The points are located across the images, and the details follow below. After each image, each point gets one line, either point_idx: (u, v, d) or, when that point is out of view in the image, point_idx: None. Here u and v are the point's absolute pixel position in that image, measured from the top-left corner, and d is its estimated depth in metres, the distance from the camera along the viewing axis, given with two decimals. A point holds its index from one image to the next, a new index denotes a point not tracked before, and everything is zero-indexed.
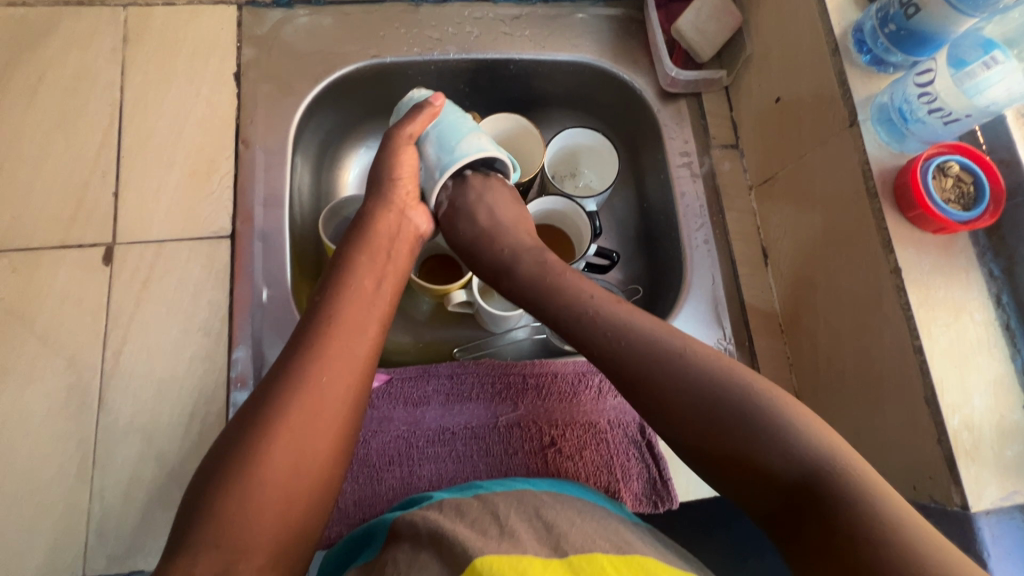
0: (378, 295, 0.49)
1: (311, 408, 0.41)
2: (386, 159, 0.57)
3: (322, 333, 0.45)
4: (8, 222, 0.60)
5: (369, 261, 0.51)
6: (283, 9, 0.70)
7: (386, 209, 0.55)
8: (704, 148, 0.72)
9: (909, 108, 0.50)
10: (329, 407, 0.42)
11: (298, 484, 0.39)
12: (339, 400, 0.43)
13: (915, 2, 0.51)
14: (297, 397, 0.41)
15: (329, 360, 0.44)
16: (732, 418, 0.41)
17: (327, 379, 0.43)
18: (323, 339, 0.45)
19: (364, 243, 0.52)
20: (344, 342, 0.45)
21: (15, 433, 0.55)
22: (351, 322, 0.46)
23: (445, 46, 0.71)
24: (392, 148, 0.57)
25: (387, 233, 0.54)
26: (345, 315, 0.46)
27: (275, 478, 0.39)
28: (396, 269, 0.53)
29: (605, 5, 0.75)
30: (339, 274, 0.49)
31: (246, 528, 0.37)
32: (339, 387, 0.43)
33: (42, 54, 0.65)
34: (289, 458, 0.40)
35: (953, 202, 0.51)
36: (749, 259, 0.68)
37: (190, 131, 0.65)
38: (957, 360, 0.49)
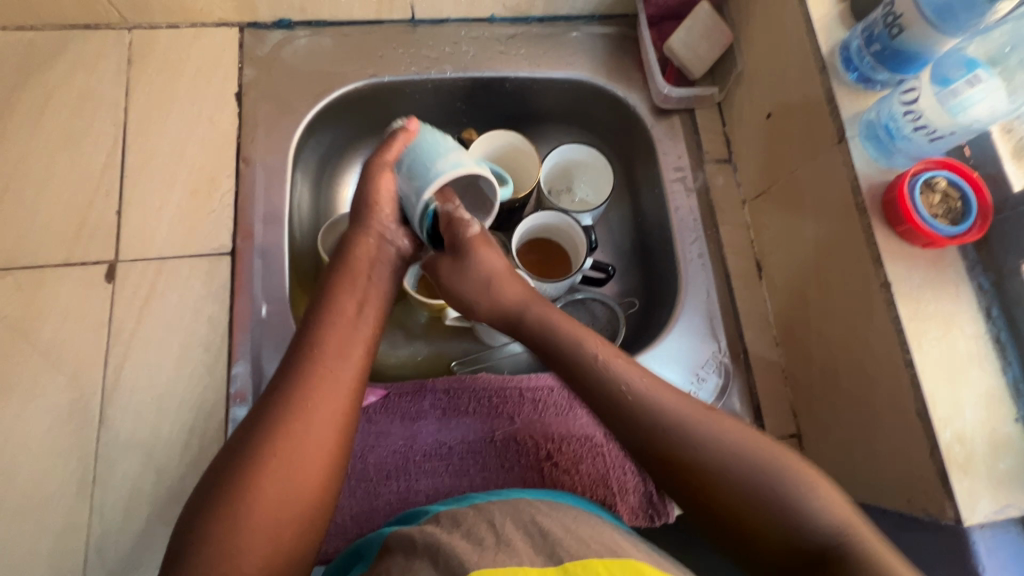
0: (360, 320, 0.50)
1: (297, 434, 0.42)
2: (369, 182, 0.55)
3: (307, 359, 0.46)
4: (13, 241, 0.61)
5: (350, 285, 0.51)
6: (283, 30, 0.71)
7: (366, 235, 0.55)
8: (697, 163, 0.73)
9: (895, 125, 0.51)
10: (316, 431, 0.43)
11: (285, 511, 0.40)
12: (327, 422, 0.43)
13: (899, 22, 0.52)
14: (283, 423, 0.42)
15: (314, 387, 0.44)
16: (729, 462, 0.41)
17: (312, 403, 0.44)
18: (308, 369, 0.45)
19: (346, 271, 0.52)
20: (328, 365, 0.46)
21: (16, 450, 0.55)
22: (334, 351, 0.47)
23: (442, 65, 0.73)
24: (369, 175, 0.56)
25: (368, 258, 0.54)
26: (328, 345, 0.47)
27: (262, 508, 0.39)
28: (380, 291, 0.53)
29: (598, 24, 0.77)
30: (323, 299, 0.50)
31: (235, 558, 0.38)
32: (325, 413, 0.44)
33: (48, 76, 0.67)
34: (276, 484, 0.40)
35: (941, 217, 0.52)
36: (743, 272, 0.69)
37: (192, 150, 0.66)
38: (948, 373, 0.49)
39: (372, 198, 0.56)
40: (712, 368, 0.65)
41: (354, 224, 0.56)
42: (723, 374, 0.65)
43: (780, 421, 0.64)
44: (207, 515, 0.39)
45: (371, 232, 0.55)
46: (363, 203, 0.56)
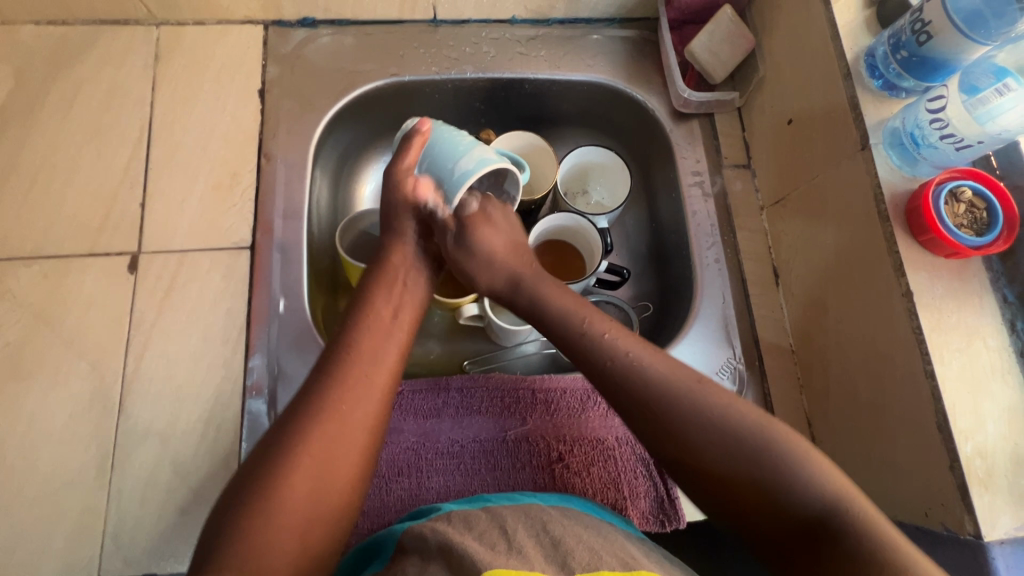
0: (395, 325, 0.51)
1: (332, 434, 0.43)
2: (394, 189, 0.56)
3: (345, 361, 0.47)
4: (40, 230, 0.62)
5: (386, 290, 0.52)
6: (307, 28, 0.72)
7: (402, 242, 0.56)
8: (715, 168, 0.73)
9: (921, 133, 0.50)
10: (348, 434, 0.43)
11: (319, 508, 0.41)
12: (361, 425, 0.44)
13: (927, 30, 0.51)
14: (318, 422, 0.43)
15: (346, 387, 0.45)
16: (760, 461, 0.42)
17: (347, 405, 0.44)
18: (345, 368, 0.46)
19: (381, 274, 0.54)
20: (363, 369, 0.46)
21: (37, 435, 0.56)
22: (366, 352, 0.47)
23: (462, 66, 0.73)
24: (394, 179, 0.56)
25: (405, 264, 0.55)
26: (363, 349, 0.48)
27: (297, 503, 0.40)
28: (413, 299, 0.54)
29: (619, 27, 0.77)
30: (360, 304, 0.51)
31: (270, 552, 0.38)
32: (359, 413, 0.44)
33: (78, 70, 0.68)
34: (309, 484, 0.41)
35: (965, 227, 0.51)
36: (760, 279, 0.68)
37: (215, 145, 0.67)
38: (970, 386, 0.48)
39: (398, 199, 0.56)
40: (726, 374, 0.65)
41: (390, 230, 0.56)
42: (738, 381, 0.65)
43: (795, 429, 0.63)
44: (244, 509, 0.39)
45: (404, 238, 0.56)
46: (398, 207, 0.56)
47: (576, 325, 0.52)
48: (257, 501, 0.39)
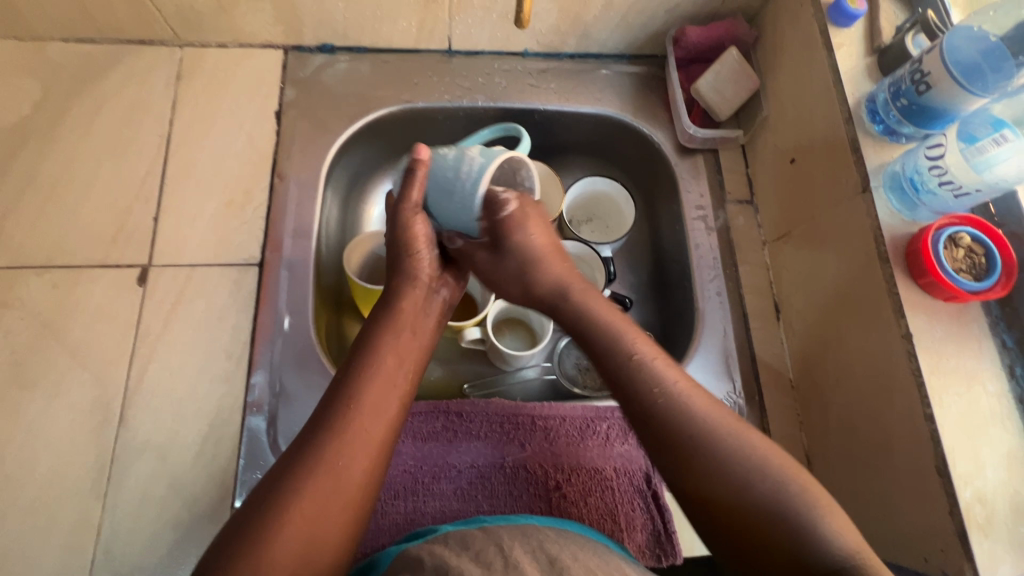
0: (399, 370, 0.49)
1: (327, 491, 0.41)
2: (403, 229, 0.56)
3: (344, 415, 0.45)
4: (54, 240, 0.64)
5: (395, 337, 0.51)
6: (325, 54, 0.75)
7: (411, 287, 0.55)
8: (719, 203, 0.74)
9: (920, 179, 0.52)
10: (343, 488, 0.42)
11: (319, 544, 0.40)
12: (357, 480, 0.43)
13: (927, 80, 0.53)
14: (315, 475, 0.42)
15: (347, 440, 0.44)
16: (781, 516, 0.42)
17: (345, 462, 0.43)
18: (344, 421, 0.44)
19: (389, 317, 0.52)
20: (361, 423, 0.45)
21: (35, 444, 0.56)
22: (371, 393, 0.46)
23: (474, 95, 0.75)
24: (403, 223, 0.56)
25: (415, 312, 0.54)
26: (366, 392, 0.46)
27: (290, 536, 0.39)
28: (418, 346, 0.52)
29: (627, 63, 0.79)
30: (364, 348, 0.50)
31: None
32: (368, 446, 0.44)
33: (101, 86, 0.70)
34: (301, 542, 0.39)
35: (964, 272, 0.52)
36: (762, 313, 0.69)
37: (230, 163, 0.69)
38: (969, 430, 0.48)
39: (413, 247, 0.56)
40: None
41: (399, 274, 0.55)
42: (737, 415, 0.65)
43: None
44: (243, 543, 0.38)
45: (414, 284, 0.55)
46: (405, 252, 0.56)
47: (644, 385, 0.47)
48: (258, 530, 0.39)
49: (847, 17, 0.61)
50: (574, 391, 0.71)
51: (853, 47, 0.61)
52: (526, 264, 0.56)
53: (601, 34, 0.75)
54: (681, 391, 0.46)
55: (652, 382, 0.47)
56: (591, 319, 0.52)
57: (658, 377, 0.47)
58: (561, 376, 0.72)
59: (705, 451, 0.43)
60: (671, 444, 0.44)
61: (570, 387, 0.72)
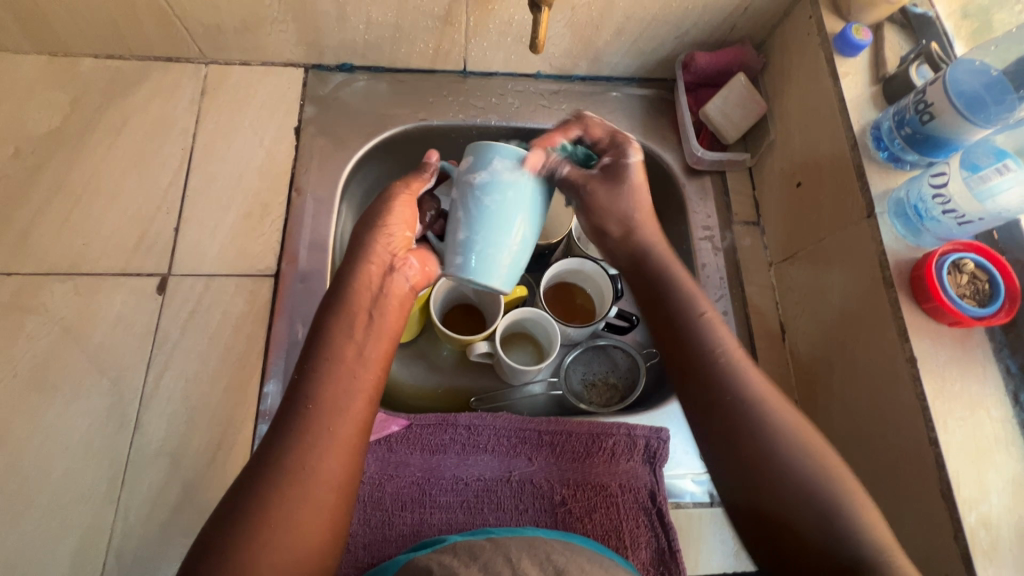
0: (358, 365, 0.48)
1: (297, 496, 0.41)
2: (386, 209, 0.56)
3: (303, 418, 0.44)
4: (78, 248, 0.66)
5: (349, 325, 0.50)
6: (344, 73, 0.77)
7: (371, 267, 0.53)
8: (726, 224, 0.75)
9: (924, 207, 0.53)
10: (312, 492, 0.42)
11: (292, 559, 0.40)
12: (324, 483, 0.43)
13: (930, 110, 0.54)
14: (283, 482, 0.42)
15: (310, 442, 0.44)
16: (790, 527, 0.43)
17: (310, 465, 0.43)
18: (303, 424, 0.44)
19: (343, 298, 0.51)
20: (321, 421, 0.45)
21: (53, 447, 0.58)
22: (331, 395, 0.46)
23: (487, 114, 0.77)
24: (387, 202, 0.56)
25: (369, 292, 0.52)
26: (323, 392, 0.46)
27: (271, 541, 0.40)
28: (380, 333, 0.51)
29: (637, 85, 0.81)
30: (321, 343, 0.48)
31: None
32: (339, 446, 0.44)
33: (129, 100, 0.73)
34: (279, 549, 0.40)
35: (968, 298, 0.53)
36: (767, 333, 0.70)
37: (249, 176, 0.71)
38: (973, 455, 0.49)
39: (379, 224, 0.55)
40: None
41: (359, 257, 0.53)
42: None
43: None
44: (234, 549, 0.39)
45: (375, 265, 0.53)
46: (375, 233, 0.54)
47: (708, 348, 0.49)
48: (242, 535, 0.40)
49: (853, 46, 0.63)
50: (580, 407, 0.71)
51: (858, 76, 0.63)
52: (629, 224, 0.57)
53: (612, 58, 0.77)
54: (735, 359, 0.49)
55: (713, 345, 0.49)
56: (665, 288, 0.53)
57: (722, 343, 0.50)
58: (567, 392, 0.73)
59: (757, 411, 0.46)
60: (717, 402, 0.47)
61: (576, 402, 0.72)
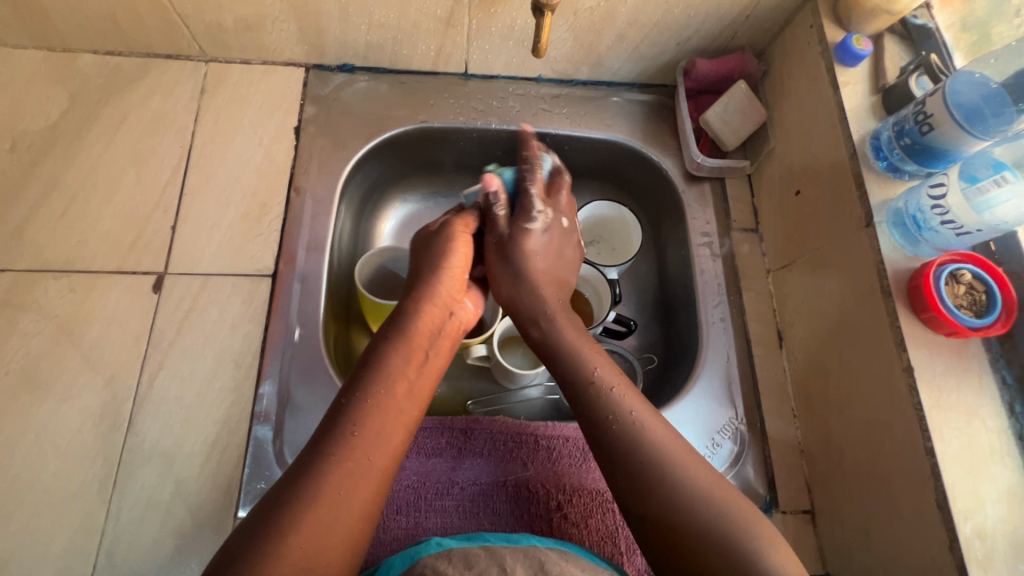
0: (408, 401, 0.50)
1: (328, 517, 0.42)
2: (448, 244, 0.60)
3: (346, 441, 0.45)
4: (72, 246, 0.65)
5: (405, 359, 0.51)
6: (345, 74, 0.77)
7: (432, 307, 0.56)
8: (724, 230, 0.75)
9: (923, 217, 0.53)
10: (340, 514, 0.42)
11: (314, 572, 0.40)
12: (355, 510, 0.43)
13: (930, 121, 0.55)
14: (317, 497, 0.42)
15: (352, 467, 0.44)
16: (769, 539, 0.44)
17: (346, 491, 0.43)
18: (343, 445, 0.45)
19: (405, 335, 0.53)
20: (367, 448, 0.45)
21: (44, 446, 0.57)
22: (377, 425, 0.47)
23: (488, 117, 0.77)
24: (446, 240, 0.61)
25: (427, 331, 0.54)
26: (373, 422, 0.46)
27: (297, 547, 0.40)
28: (431, 373, 0.53)
29: (638, 91, 0.81)
30: (377, 372, 0.49)
31: None
32: (375, 474, 0.45)
33: (128, 97, 0.72)
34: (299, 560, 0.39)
35: (965, 308, 0.53)
36: (765, 340, 0.70)
37: (248, 176, 0.71)
38: (969, 465, 0.49)
39: (442, 263, 0.59)
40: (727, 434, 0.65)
41: (425, 292, 0.57)
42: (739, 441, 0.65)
43: (794, 494, 0.63)
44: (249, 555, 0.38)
45: (436, 305, 0.56)
46: (438, 270, 0.58)
47: (587, 376, 0.53)
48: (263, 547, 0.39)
49: (853, 57, 0.63)
50: None
51: (859, 85, 0.63)
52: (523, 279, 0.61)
53: (614, 63, 0.77)
54: (635, 420, 0.50)
55: (608, 410, 0.51)
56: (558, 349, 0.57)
57: (597, 369, 0.54)
58: (564, 396, 0.73)
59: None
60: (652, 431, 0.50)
61: (573, 407, 0.72)
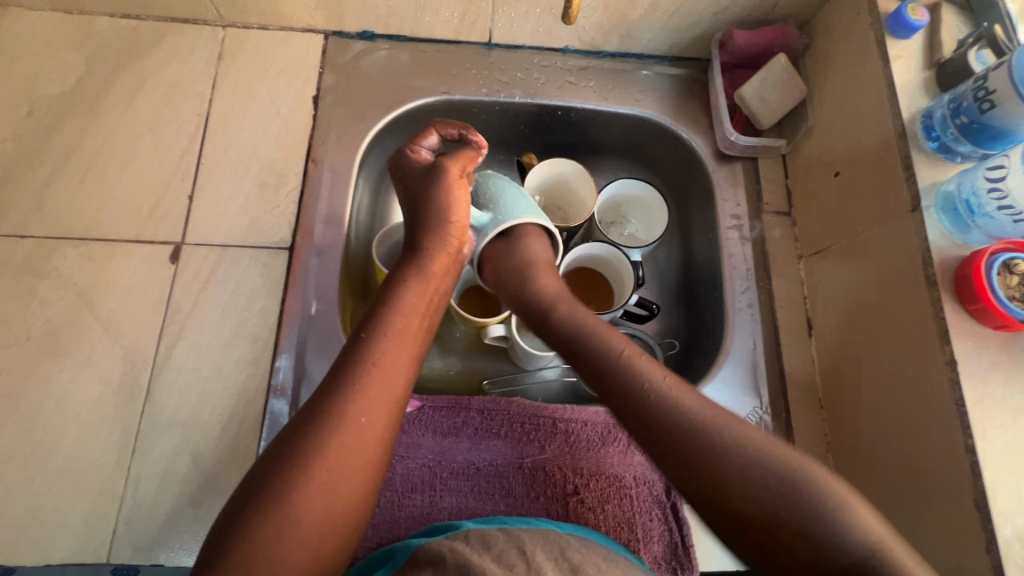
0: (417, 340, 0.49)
1: (351, 443, 0.42)
2: (444, 189, 0.55)
3: (366, 370, 0.45)
4: (90, 213, 0.64)
5: (419, 295, 0.51)
6: (365, 41, 0.74)
7: (441, 252, 0.54)
8: (755, 213, 0.72)
9: (977, 202, 0.50)
10: (364, 446, 0.43)
11: (335, 504, 0.41)
12: (377, 436, 0.44)
13: (991, 98, 0.51)
14: (341, 432, 0.42)
15: (372, 396, 0.44)
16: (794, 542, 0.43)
17: (366, 417, 0.43)
18: (364, 374, 0.45)
19: (418, 273, 0.52)
20: (384, 380, 0.45)
21: (65, 413, 0.57)
22: (394, 354, 0.47)
23: (512, 90, 0.74)
24: (443, 184, 0.55)
25: (438, 271, 0.53)
26: (387, 352, 0.46)
27: (323, 474, 0.41)
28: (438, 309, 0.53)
29: (670, 64, 0.77)
30: (390, 306, 0.49)
31: (287, 547, 0.38)
32: (390, 401, 0.45)
33: (145, 62, 0.71)
34: (323, 495, 0.40)
35: (1016, 300, 0.50)
36: (794, 329, 0.67)
37: (266, 146, 0.69)
38: (1013, 466, 0.47)
39: (445, 206, 0.55)
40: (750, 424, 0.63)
41: (431, 233, 0.54)
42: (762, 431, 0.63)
43: None
44: (271, 490, 0.39)
45: (443, 249, 0.54)
46: (442, 216, 0.55)
47: None
48: (286, 479, 0.40)
49: (907, 27, 0.58)
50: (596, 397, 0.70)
51: (911, 59, 0.59)
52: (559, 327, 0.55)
53: (645, 34, 0.73)
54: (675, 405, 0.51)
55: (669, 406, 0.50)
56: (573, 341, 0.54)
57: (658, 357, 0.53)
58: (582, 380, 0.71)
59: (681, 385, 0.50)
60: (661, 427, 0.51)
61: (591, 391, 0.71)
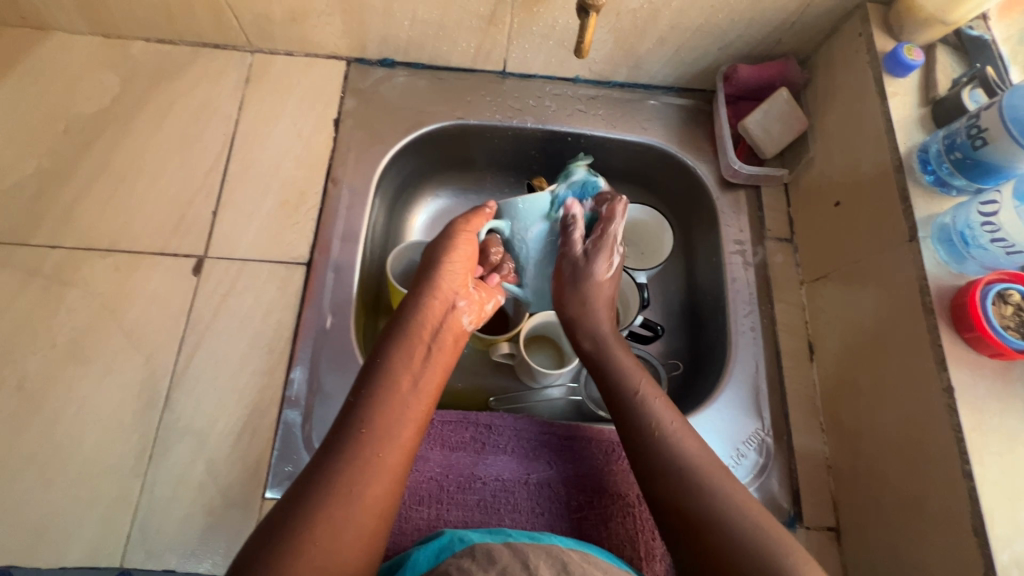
0: (412, 395, 0.51)
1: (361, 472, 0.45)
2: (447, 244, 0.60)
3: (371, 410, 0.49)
4: (118, 226, 0.67)
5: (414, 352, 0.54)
6: (385, 68, 0.78)
7: (435, 306, 0.57)
8: (758, 238, 0.74)
9: (972, 234, 0.52)
10: (374, 474, 0.46)
11: (345, 530, 0.43)
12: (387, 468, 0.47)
13: (983, 135, 0.53)
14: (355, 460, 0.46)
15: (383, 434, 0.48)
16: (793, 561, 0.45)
17: (377, 451, 0.47)
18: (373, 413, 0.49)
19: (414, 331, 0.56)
20: (388, 420, 0.49)
21: (86, 418, 0.59)
22: (397, 399, 0.50)
23: (524, 116, 0.77)
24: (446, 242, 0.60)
25: (432, 327, 0.56)
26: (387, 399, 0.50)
27: (336, 499, 0.43)
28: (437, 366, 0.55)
29: (676, 94, 0.80)
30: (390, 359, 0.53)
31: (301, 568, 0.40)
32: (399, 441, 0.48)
33: (176, 84, 0.74)
34: (334, 520, 0.43)
35: (1012, 329, 0.51)
36: (796, 352, 0.69)
37: (288, 165, 0.72)
38: (1010, 492, 0.48)
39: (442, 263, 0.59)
40: (752, 445, 0.64)
41: (427, 287, 0.58)
42: (763, 453, 0.64)
43: (820, 511, 0.62)
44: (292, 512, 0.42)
45: (439, 304, 0.58)
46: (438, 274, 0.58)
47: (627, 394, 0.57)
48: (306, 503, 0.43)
49: (904, 67, 0.61)
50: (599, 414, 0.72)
51: (907, 96, 0.62)
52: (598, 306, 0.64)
53: (652, 66, 0.76)
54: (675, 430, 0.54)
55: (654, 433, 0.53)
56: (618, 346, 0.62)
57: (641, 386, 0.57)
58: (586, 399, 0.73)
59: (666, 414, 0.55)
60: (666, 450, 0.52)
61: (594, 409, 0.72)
